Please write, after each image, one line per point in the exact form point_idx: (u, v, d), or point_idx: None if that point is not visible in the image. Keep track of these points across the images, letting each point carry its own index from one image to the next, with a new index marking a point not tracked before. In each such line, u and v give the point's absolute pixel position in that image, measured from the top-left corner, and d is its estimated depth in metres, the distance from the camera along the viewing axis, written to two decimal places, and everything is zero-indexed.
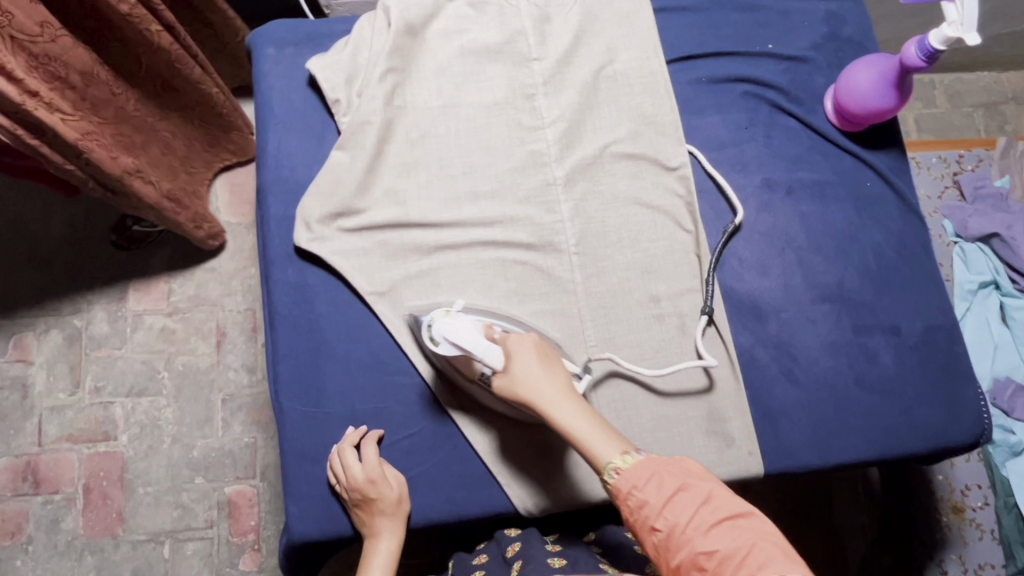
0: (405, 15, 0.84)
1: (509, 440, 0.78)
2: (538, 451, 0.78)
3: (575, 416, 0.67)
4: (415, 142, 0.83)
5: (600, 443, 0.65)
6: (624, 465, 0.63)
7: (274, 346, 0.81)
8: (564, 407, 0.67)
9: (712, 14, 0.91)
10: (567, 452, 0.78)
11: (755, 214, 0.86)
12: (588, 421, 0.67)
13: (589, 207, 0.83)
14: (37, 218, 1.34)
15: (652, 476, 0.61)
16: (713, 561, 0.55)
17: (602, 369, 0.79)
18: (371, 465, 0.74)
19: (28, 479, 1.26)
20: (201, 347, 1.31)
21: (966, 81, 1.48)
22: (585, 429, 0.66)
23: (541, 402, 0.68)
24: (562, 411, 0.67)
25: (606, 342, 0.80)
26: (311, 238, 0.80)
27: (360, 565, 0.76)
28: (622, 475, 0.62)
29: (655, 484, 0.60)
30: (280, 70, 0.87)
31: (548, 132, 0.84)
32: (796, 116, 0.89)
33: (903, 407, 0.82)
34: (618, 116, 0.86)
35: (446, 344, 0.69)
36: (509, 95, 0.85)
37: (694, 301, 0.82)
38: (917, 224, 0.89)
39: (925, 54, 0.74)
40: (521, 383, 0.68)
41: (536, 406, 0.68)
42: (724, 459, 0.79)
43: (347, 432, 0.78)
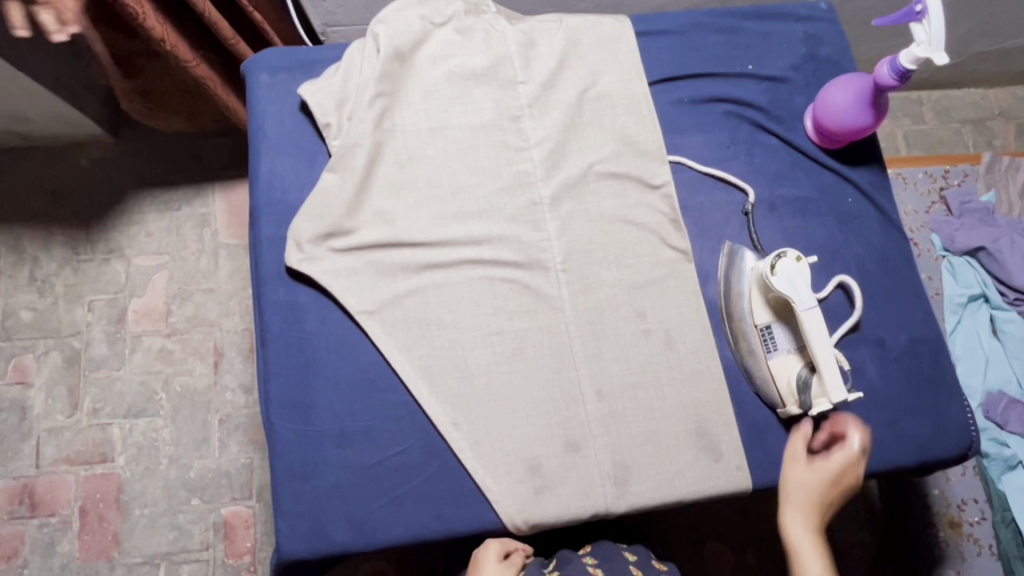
0: (394, 41, 0.86)
1: (497, 458, 0.78)
2: (528, 468, 0.78)
3: (808, 524, 0.77)
4: (404, 163, 0.85)
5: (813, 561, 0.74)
6: None
7: (266, 365, 0.82)
8: (810, 511, 0.77)
9: (693, 36, 0.94)
10: (556, 468, 0.78)
11: (739, 229, 0.88)
12: (816, 543, 0.76)
13: (573, 221, 0.85)
14: (39, 241, 1.37)
15: None
16: None
17: (590, 384, 0.81)
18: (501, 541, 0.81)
19: (25, 502, 1.27)
20: (198, 368, 1.33)
21: (953, 97, 1.51)
22: (809, 547, 0.75)
23: (796, 504, 0.77)
24: (807, 522, 0.77)
25: (593, 357, 0.81)
26: (301, 255, 0.82)
27: None
28: None
29: None
30: (272, 94, 0.89)
31: (534, 151, 0.87)
32: (776, 133, 0.91)
33: (891, 419, 0.83)
34: (602, 136, 0.88)
35: (783, 277, 0.77)
36: (496, 118, 0.87)
37: (680, 315, 0.83)
38: (899, 238, 0.90)
39: (897, 73, 0.76)
40: (794, 476, 0.79)
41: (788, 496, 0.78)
42: (712, 473, 0.79)
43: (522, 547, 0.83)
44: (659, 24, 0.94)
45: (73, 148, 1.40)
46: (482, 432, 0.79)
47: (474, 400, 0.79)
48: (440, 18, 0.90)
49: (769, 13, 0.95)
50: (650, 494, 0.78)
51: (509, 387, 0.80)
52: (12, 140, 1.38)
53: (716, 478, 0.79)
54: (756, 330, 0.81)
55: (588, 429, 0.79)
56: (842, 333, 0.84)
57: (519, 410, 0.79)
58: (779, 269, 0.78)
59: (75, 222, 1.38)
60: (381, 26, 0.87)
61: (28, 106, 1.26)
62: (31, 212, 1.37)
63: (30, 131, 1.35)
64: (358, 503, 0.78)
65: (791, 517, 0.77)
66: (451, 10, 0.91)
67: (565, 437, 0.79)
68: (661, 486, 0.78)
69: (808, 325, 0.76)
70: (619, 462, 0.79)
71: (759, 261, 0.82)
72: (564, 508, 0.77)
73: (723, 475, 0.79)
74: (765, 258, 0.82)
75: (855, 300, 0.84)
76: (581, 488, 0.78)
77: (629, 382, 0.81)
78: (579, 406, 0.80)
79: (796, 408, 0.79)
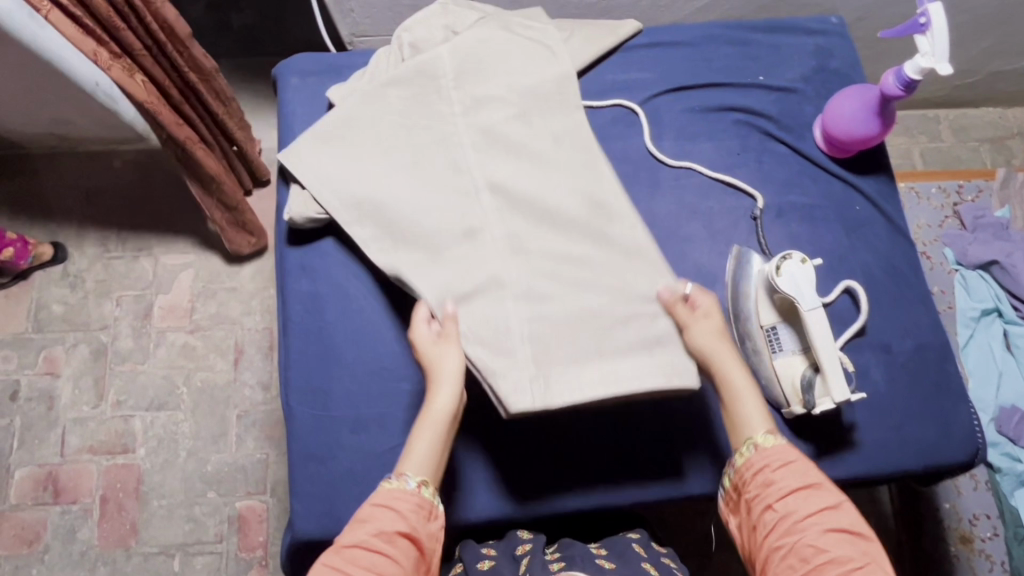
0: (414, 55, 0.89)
1: (399, 251, 0.81)
2: (427, 256, 0.80)
3: (745, 377, 0.74)
4: (346, 134, 0.86)
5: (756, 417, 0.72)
6: (764, 442, 0.70)
7: (287, 352, 0.86)
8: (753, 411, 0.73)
9: (704, 47, 0.97)
10: (454, 257, 0.79)
11: (747, 234, 0.89)
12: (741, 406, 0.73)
13: (491, 134, 0.86)
14: (72, 236, 1.44)
15: (781, 466, 0.68)
16: (782, 519, 0.65)
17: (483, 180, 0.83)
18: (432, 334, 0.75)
19: (49, 488, 1.31)
20: (219, 364, 1.37)
21: (970, 116, 1.52)
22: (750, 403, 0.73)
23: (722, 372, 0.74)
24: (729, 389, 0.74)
25: (486, 161, 0.84)
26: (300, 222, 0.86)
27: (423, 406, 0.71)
28: (759, 450, 0.70)
29: (768, 474, 0.68)
30: (302, 96, 0.94)
31: (459, 113, 0.87)
32: (786, 142, 0.93)
33: (895, 422, 0.84)
34: (506, 91, 0.87)
35: (790, 282, 0.78)
36: (426, 66, 0.88)
37: (567, 124, 0.87)
38: (907, 246, 0.91)
39: (903, 84, 0.78)
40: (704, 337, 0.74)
41: (715, 365, 0.74)
42: (626, 252, 0.80)
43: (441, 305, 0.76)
44: (672, 35, 0.97)
45: (109, 152, 1.48)
46: (386, 236, 0.82)
47: (389, 197, 0.83)
48: (462, 27, 0.94)
49: (779, 27, 0.98)
50: (620, 380, 0.73)
51: (410, 185, 0.83)
52: (52, 142, 1.45)
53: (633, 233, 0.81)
54: (761, 331, 0.82)
55: (484, 220, 0.81)
56: (849, 337, 0.85)
57: (419, 210, 0.82)
58: (784, 271, 0.79)
59: (106, 220, 1.45)
60: (407, 34, 0.92)
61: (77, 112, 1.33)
62: (65, 211, 1.45)
63: (73, 135, 1.43)
64: (370, 488, 0.81)
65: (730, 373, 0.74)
66: (472, 19, 0.94)
67: (472, 237, 0.80)
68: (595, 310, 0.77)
69: (812, 325, 0.77)
70: (516, 245, 0.79)
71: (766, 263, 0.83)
72: (487, 303, 0.76)
73: (649, 266, 0.79)
74: (771, 261, 0.83)
75: (862, 304, 0.86)
76: (480, 270, 0.78)
77: None
78: (473, 201, 0.82)
79: (799, 408, 0.80)
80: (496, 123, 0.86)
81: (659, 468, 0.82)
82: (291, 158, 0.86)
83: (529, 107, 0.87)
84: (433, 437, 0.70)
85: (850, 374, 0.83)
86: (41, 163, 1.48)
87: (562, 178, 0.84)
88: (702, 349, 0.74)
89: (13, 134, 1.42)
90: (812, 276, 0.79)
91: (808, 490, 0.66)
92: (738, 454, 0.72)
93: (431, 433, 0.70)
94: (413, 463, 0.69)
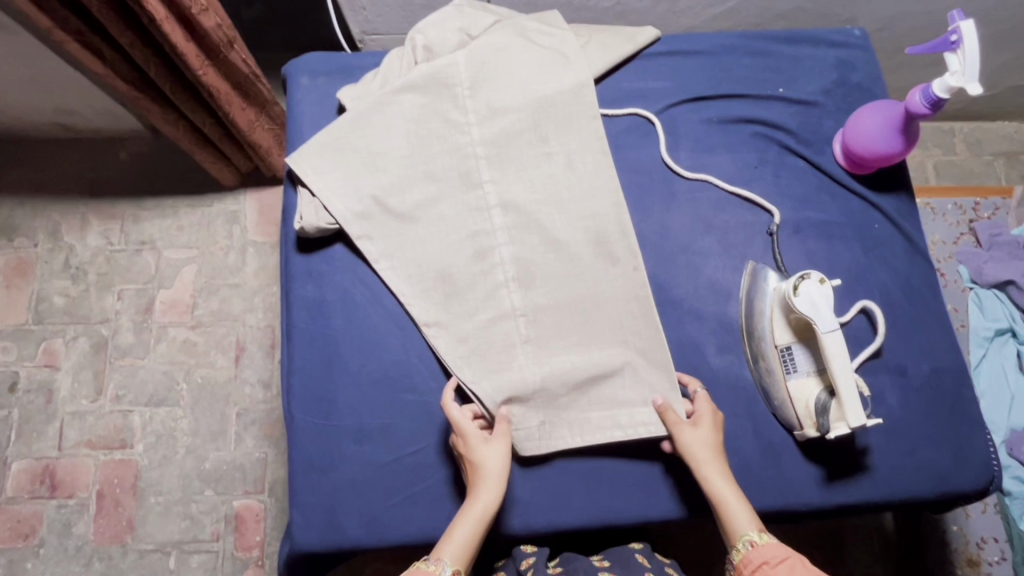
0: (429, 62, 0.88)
1: (410, 266, 0.84)
2: (437, 279, 0.84)
3: (729, 484, 0.74)
4: (359, 141, 0.86)
5: (742, 516, 0.71)
6: (760, 541, 0.69)
7: (290, 357, 0.84)
8: (741, 511, 0.72)
9: (723, 57, 0.95)
10: (464, 275, 0.84)
11: (762, 250, 0.87)
12: (737, 496, 0.73)
13: (504, 149, 0.87)
14: (73, 226, 1.43)
15: (783, 559, 0.67)
16: None
17: (496, 198, 0.86)
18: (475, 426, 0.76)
19: (45, 482, 1.30)
20: (220, 361, 1.36)
21: (987, 129, 1.49)
22: (734, 500, 0.73)
23: (704, 473, 0.74)
24: (720, 470, 0.74)
25: (499, 178, 0.86)
26: (308, 229, 0.84)
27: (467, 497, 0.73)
28: (756, 548, 0.69)
29: (770, 568, 0.67)
30: (312, 97, 0.93)
31: (473, 124, 0.88)
32: (805, 157, 0.91)
33: (909, 447, 0.82)
34: (521, 103, 0.88)
35: (807, 304, 0.76)
36: (440, 73, 0.88)
37: (580, 139, 0.88)
38: (925, 266, 0.89)
39: (929, 102, 0.76)
40: (695, 443, 0.75)
41: (700, 472, 0.74)
42: (626, 282, 0.83)
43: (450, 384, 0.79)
44: (691, 44, 0.95)
45: (114, 142, 1.46)
46: (397, 248, 0.85)
47: (403, 209, 0.85)
48: (476, 30, 0.92)
49: (802, 38, 0.96)
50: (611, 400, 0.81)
51: (422, 208, 0.86)
52: (56, 131, 1.44)
53: (634, 283, 0.84)
54: (776, 350, 0.81)
55: (495, 241, 0.85)
56: (864, 359, 0.83)
57: (432, 225, 0.85)
58: (801, 291, 0.76)
59: (107, 212, 1.43)
60: (421, 36, 0.91)
61: (80, 100, 1.31)
62: (66, 201, 1.44)
63: (76, 124, 1.41)
64: (371, 498, 0.80)
65: (710, 482, 0.74)
66: (487, 23, 0.93)
67: (481, 263, 0.84)
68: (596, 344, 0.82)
69: (828, 348, 0.74)
70: (523, 268, 0.84)
71: (783, 281, 0.82)
72: (489, 336, 0.82)
73: (644, 310, 0.83)
74: (788, 279, 0.81)
75: (879, 325, 0.84)
76: (488, 294, 0.83)
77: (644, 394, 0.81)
78: (485, 221, 0.85)
79: (812, 430, 0.78)
80: (509, 147, 0.87)
81: (667, 486, 0.80)
82: (300, 165, 0.86)
83: (542, 118, 0.88)
84: (475, 527, 0.70)
85: (865, 398, 0.81)
86: (42, 157, 1.46)
87: (569, 211, 0.86)
88: (690, 455, 0.75)
89: (18, 123, 1.40)
90: (830, 297, 0.77)
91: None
92: (735, 550, 0.70)
93: (473, 522, 0.71)
94: (450, 550, 0.69)
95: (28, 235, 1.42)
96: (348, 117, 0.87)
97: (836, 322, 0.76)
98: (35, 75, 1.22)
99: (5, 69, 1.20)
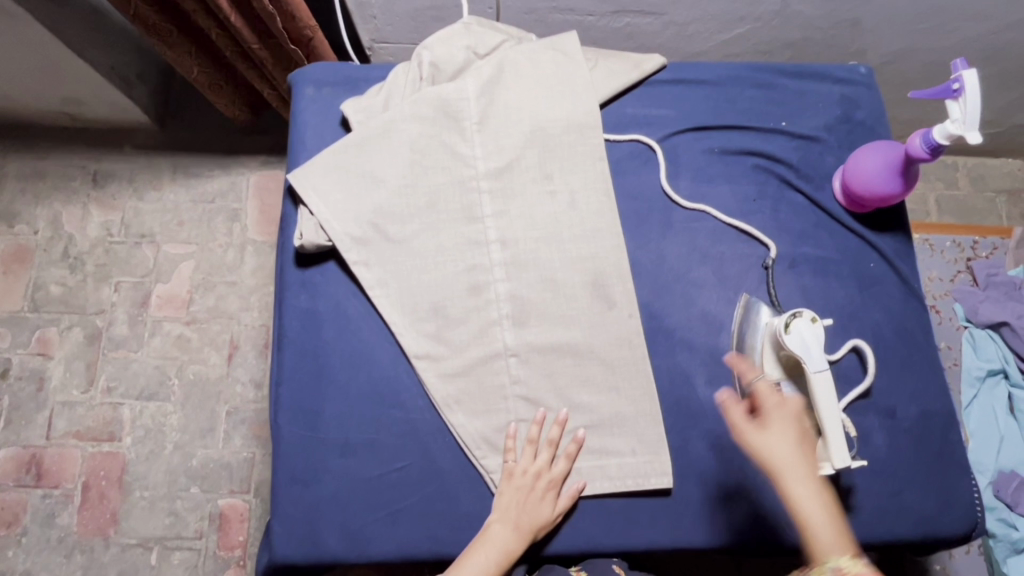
0: (438, 91, 0.88)
1: (404, 295, 0.84)
2: (433, 299, 0.84)
3: (818, 502, 0.66)
4: (364, 166, 0.87)
5: (827, 533, 0.65)
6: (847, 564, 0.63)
7: (279, 367, 0.84)
8: (828, 526, 0.65)
9: (728, 88, 0.95)
10: (458, 294, 0.84)
11: (757, 283, 0.87)
12: (824, 505, 0.67)
13: (507, 184, 0.88)
14: (74, 215, 1.43)
15: None
16: None
17: (496, 234, 0.86)
18: (556, 475, 0.79)
19: (31, 471, 1.30)
20: (213, 358, 1.36)
21: (990, 166, 1.49)
22: (818, 513, 0.66)
23: (786, 478, 0.67)
24: (805, 478, 0.67)
25: (501, 213, 0.87)
26: (307, 245, 0.85)
27: (496, 528, 0.77)
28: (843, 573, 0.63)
29: None
30: (315, 107, 0.93)
31: (476, 145, 0.88)
32: (804, 192, 0.91)
33: (894, 490, 0.82)
34: (527, 140, 0.88)
35: (797, 343, 0.76)
36: (446, 94, 0.88)
37: (585, 180, 0.88)
38: (919, 307, 0.89)
39: (929, 147, 0.76)
40: (772, 446, 0.68)
41: (781, 477, 0.67)
42: (620, 311, 0.84)
43: (553, 429, 0.81)
44: (697, 73, 0.95)
45: (120, 133, 1.47)
46: (394, 277, 0.85)
47: (400, 228, 0.86)
48: (484, 50, 0.93)
49: (808, 73, 0.96)
50: (595, 429, 0.82)
51: (420, 227, 0.86)
52: (63, 120, 1.44)
53: (627, 322, 0.84)
54: None
55: (491, 265, 0.85)
56: (852, 399, 0.83)
57: (428, 255, 0.85)
58: (792, 329, 0.76)
59: (109, 202, 1.44)
60: (427, 54, 0.91)
61: (88, 91, 1.31)
62: (68, 189, 1.44)
63: (82, 114, 1.41)
64: (353, 513, 0.79)
65: (792, 493, 0.66)
66: (495, 43, 0.93)
67: (474, 284, 0.85)
68: (586, 368, 0.83)
69: (816, 388, 0.74)
70: (518, 305, 0.84)
71: (775, 317, 0.82)
72: (478, 361, 0.82)
73: (633, 347, 0.83)
74: (780, 315, 0.81)
75: (869, 365, 0.84)
76: (481, 315, 0.84)
77: (629, 421, 0.82)
78: (482, 242, 0.86)
79: None
80: (511, 170, 0.88)
81: (650, 516, 0.80)
82: (302, 182, 0.86)
83: (549, 157, 0.89)
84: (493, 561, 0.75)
85: (851, 439, 0.81)
86: (46, 144, 1.46)
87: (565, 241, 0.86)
88: (772, 461, 0.67)
89: (25, 110, 1.41)
90: (820, 337, 0.77)
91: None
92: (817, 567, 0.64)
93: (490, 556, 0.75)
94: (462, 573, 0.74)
95: (28, 222, 1.42)
96: (354, 140, 0.87)
97: (826, 361, 0.76)
98: (42, 63, 1.23)
99: (15, 56, 1.21)
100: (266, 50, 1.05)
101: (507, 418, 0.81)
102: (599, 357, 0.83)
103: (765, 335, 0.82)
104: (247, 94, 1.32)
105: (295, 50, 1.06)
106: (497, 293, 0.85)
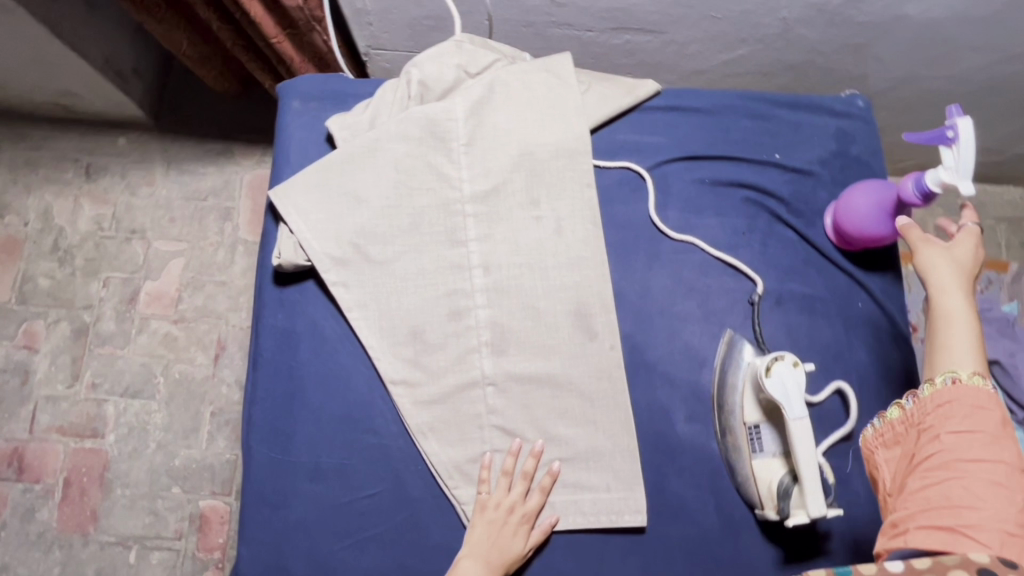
0: (426, 110, 0.86)
1: (383, 317, 0.83)
2: (411, 323, 0.83)
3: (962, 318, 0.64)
4: (346, 185, 0.85)
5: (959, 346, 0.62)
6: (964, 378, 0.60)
7: (254, 387, 0.83)
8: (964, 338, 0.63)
9: (722, 117, 0.93)
10: (437, 318, 0.83)
11: (742, 319, 0.86)
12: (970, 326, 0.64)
13: (493, 208, 0.86)
14: (65, 207, 1.41)
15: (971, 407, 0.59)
16: (942, 454, 0.58)
17: (478, 259, 0.85)
18: (529, 510, 0.78)
19: (13, 465, 1.29)
20: (199, 358, 1.34)
21: (992, 193, 1.47)
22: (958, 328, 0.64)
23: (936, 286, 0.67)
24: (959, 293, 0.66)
25: (484, 238, 0.85)
26: (285, 264, 0.84)
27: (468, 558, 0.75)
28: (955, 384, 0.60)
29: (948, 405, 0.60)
30: (300, 122, 0.91)
31: (462, 168, 0.86)
32: (794, 228, 0.90)
33: (871, 536, 0.81)
34: (515, 164, 0.87)
35: (777, 388, 0.74)
36: (434, 113, 0.86)
37: (573, 206, 0.87)
38: (906, 349, 0.88)
39: (921, 193, 0.76)
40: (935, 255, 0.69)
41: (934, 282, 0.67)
42: (601, 341, 0.83)
43: (528, 463, 0.79)
44: (691, 100, 0.93)
45: (114, 127, 1.45)
46: (372, 300, 0.83)
47: (380, 250, 0.84)
48: (475, 69, 0.91)
49: (804, 104, 0.95)
50: (571, 462, 0.81)
51: (400, 249, 0.84)
52: (57, 112, 1.42)
53: (608, 354, 0.83)
54: (743, 427, 0.80)
55: (472, 291, 0.84)
56: (832, 442, 0.82)
57: (408, 278, 0.84)
58: (773, 373, 0.75)
59: (100, 196, 1.42)
60: (416, 71, 0.89)
61: (79, 83, 1.30)
62: (60, 181, 1.42)
63: (75, 106, 1.40)
64: (322, 538, 0.78)
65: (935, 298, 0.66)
66: (486, 62, 0.92)
67: (453, 310, 0.83)
68: (564, 399, 0.82)
69: (793, 434, 0.73)
70: (498, 332, 0.83)
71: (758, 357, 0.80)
72: (454, 389, 0.81)
73: (612, 379, 0.82)
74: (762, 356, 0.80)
75: (851, 409, 0.83)
76: (460, 340, 0.83)
77: (606, 455, 0.80)
78: (463, 267, 0.84)
79: (773, 512, 0.77)
80: (495, 194, 0.86)
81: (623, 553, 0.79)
82: (283, 200, 0.85)
83: (536, 182, 0.87)
84: None
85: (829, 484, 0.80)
86: (39, 134, 1.44)
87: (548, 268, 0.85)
88: (926, 266, 0.69)
89: (19, 100, 1.39)
90: (801, 383, 0.75)
91: (990, 442, 0.56)
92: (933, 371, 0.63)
93: None
94: None
95: (19, 212, 1.41)
96: (338, 158, 0.86)
97: (806, 408, 0.75)
98: (32, 53, 1.21)
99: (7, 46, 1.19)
100: (287, 43, 1.06)
101: (482, 448, 0.80)
102: (579, 388, 0.82)
103: (747, 376, 0.81)
104: (235, 66, 1.31)
105: (315, 32, 1.05)
106: (478, 318, 0.83)
